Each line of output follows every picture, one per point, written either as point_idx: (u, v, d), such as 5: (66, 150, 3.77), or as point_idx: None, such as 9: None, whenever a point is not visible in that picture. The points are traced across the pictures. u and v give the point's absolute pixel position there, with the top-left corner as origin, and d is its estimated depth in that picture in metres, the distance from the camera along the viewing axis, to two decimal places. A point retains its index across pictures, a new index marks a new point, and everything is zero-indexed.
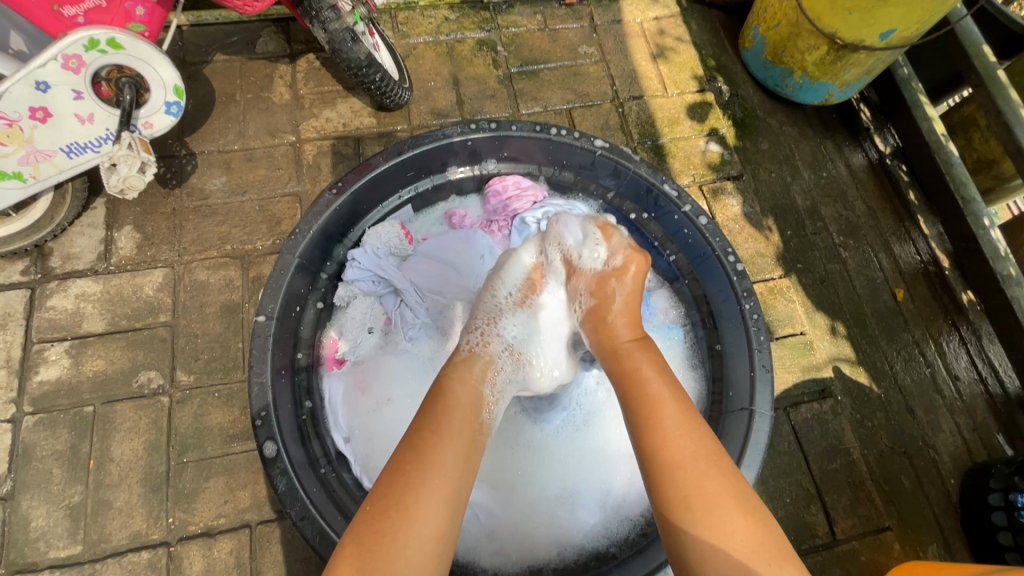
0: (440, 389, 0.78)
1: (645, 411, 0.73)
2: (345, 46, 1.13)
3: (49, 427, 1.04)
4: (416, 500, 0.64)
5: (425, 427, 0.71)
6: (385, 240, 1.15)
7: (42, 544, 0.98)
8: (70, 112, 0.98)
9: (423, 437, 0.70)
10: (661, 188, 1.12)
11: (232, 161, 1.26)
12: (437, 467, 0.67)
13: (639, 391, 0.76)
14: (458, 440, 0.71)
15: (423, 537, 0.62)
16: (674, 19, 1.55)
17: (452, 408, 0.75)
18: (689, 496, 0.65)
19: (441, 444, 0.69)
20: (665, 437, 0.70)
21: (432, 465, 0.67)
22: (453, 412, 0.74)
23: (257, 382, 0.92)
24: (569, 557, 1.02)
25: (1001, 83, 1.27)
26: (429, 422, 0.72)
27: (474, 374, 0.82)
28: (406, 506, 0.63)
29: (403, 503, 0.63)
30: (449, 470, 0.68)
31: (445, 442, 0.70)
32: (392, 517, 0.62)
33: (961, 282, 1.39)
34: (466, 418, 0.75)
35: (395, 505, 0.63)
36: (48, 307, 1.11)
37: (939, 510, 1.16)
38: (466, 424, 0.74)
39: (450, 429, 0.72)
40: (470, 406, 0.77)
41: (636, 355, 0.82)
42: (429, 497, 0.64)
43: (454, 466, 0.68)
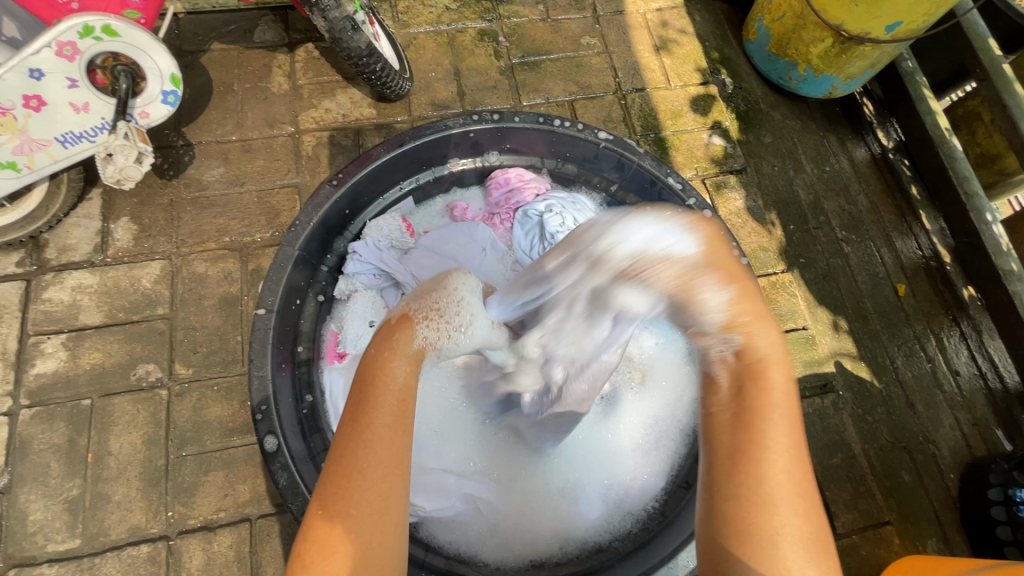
0: (365, 370, 0.65)
1: (761, 409, 0.60)
2: (345, 35, 1.11)
3: (46, 421, 1.03)
4: (356, 500, 0.56)
5: (350, 412, 0.61)
6: (387, 233, 1.13)
7: (40, 538, 0.97)
8: (64, 101, 0.96)
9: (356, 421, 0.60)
10: (665, 181, 1.11)
11: (230, 152, 1.25)
12: (363, 460, 0.57)
13: (747, 403, 0.61)
14: (392, 424, 0.60)
15: (365, 539, 0.55)
16: (677, 11, 1.54)
17: (384, 389, 0.62)
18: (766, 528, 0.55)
19: (365, 429, 0.59)
20: (769, 450, 0.58)
21: (359, 458, 0.58)
22: (383, 389, 0.62)
23: (257, 376, 0.91)
24: (572, 551, 1.03)
25: (1007, 77, 1.26)
26: (356, 404, 0.62)
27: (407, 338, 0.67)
28: (340, 506, 0.56)
29: (343, 504, 0.56)
30: (377, 460, 0.58)
31: (373, 419, 0.60)
32: (333, 523, 0.56)
33: (962, 277, 1.39)
34: (402, 398, 0.62)
35: (329, 508, 0.57)
36: (45, 299, 1.10)
37: (939, 505, 1.16)
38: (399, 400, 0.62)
39: (377, 412, 0.60)
40: (404, 376, 0.65)
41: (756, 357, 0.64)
42: (369, 493, 0.57)
43: (384, 454, 0.58)
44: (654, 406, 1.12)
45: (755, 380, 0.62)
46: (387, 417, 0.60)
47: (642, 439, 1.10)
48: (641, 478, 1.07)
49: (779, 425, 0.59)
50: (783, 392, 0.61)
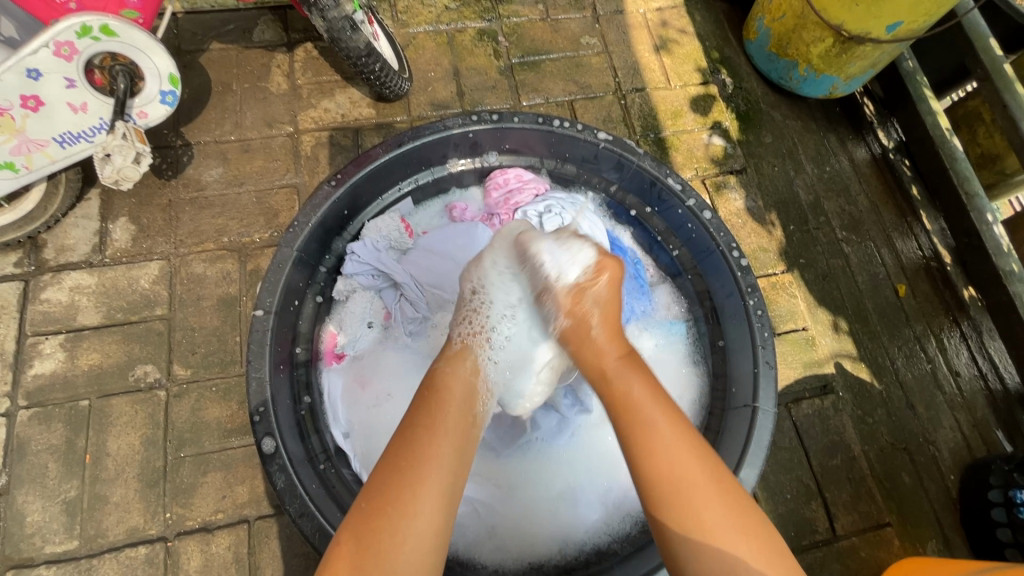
0: (433, 384, 0.79)
1: (641, 420, 0.71)
2: (344, 34, 1.10)
3: (44, 422, 1.03)
4: (413, 498, 0.64)
5: (420, 423, 0.72)
6: (385, 234, 1.14)
7: (38, 539, 0.97)
8: (62, 101, 0.96)
9: (418, 430, 0.70)
10: (665, 182, 1.11)
11: (229, 152, 1.24)
12: (429, 462, 0.67)
13: (631, 421, 0.72)
14: (452, 435, 0.72)
15: (422, 532, 0.63)
16: (677, 10, 1.53)
17: (448, 405, 0.75)
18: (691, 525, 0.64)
19: (436, 436, 0.70)
20: (657, 459, 0.68)
21: (425, 460, 0.68)
22: (447, 407, 0.75)
23: (255, 377, 0.91)
24: (571, 554, 1.02)
25: (1009, 78, 1.26)
26: (424, 414, 0.73)
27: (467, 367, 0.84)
28: (402, 501, 0.64)
29: (400, 501, 0.64)
30: (445, 463, 0.69)
31: (437, 430, 0.71)
32: (386, 515, 0.63)
33: (962, 277, 1.38)
34: (461, 415, 0.75)
35: (390, 502, 0.64)
36: (42, 299, 1.10)
37: (940, 507, 1.16)
38: (460, 418, 0.75)
39: (445, 425, 0.72)
40: (462, 398, 0.78)
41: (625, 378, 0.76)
42: (425, 493, 0.65)
43: (447, 458, 0.69)
44: None
45: (625, 410, 0.73)
46: (451, 430, 0.72)
47: None
48: None
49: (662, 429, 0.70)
50: (646, 394, 0.74)
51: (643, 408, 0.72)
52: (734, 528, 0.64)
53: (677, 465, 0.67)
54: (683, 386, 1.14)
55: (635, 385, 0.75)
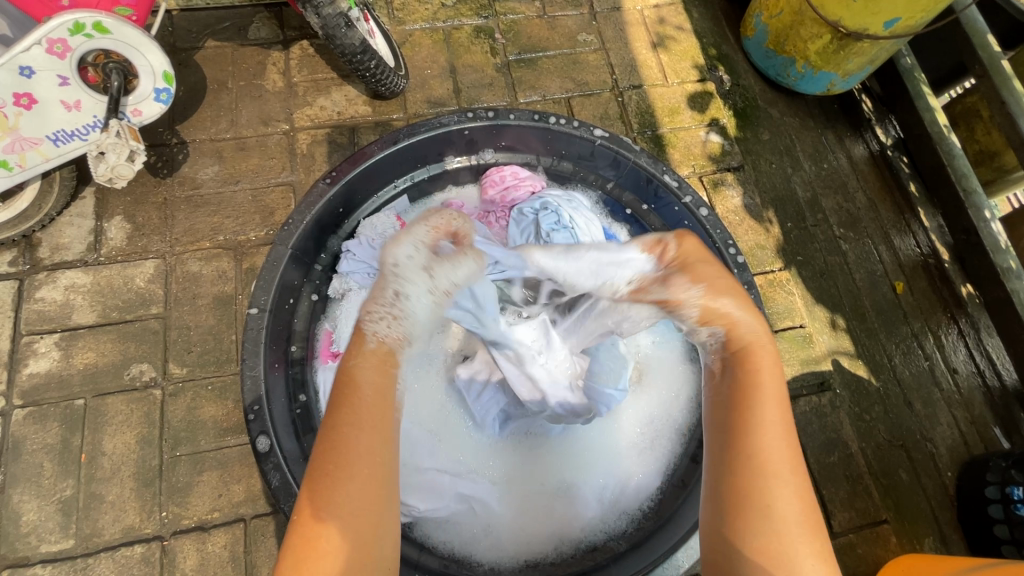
0: (344, 375, 0.65)
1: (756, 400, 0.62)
2: (339, 31, 1.10)
3: (39, 421, 1.03)
4: (337, 500, 0.58)
5: (330, 410, 0.62)
6: (380, 231, 1.12)
7: (34, 539, 0.97)
8: (55, 99, 0.95)
9: (338, 422, 0.61)
10: (661, 179, 1.11)
11: (224, 150, 1.24)
12: (351, 459, 0.59)
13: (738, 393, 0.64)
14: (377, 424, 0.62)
15: (353, 535, 0.58)
16: (674, 7, 1.53)
17: (358, 392, 0.63)
18: (761, 519, 0.57)
19: (348, 429, 0.61)
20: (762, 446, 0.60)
21: (349, 457, 0.59)
22: (361, 390, 0.63)
23: (249, 375, 0.90)
24: (567, 551, 1.02)
25: (1006, 75, 1.25)
26: (339, 402, 0.63)
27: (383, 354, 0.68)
28: (325, 505, 0.58)
29: (326, 504, 0.58)
30: (366, 459, 0.60)
31: (351, 418, 0.61)
32: (317, 523, 0.58)
33: (960, 274, 1.38)
34: (383, 391, 0.64)
35: (314, 507, 0.58)
36: (37, 298, 1.09)
37: (937, 504, 1.16)
38: (379, 400, 0.64)
39: (359, 411, 0.62)
40: (385, 381, 0.65)
41: (754, 351, 0.67)
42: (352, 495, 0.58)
43: (370, 453, 0.60)
44: (650, 404, 1.13)
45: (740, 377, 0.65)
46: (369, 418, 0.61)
47: (638, 438, 1.10)
48: (637, 478, 1.07)
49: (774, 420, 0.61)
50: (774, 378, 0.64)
51: (763, 382, 0.64)
52: (806, 530, 0.57)
53: (773, 451, 0.59)
54: (680, 383, 1.14)
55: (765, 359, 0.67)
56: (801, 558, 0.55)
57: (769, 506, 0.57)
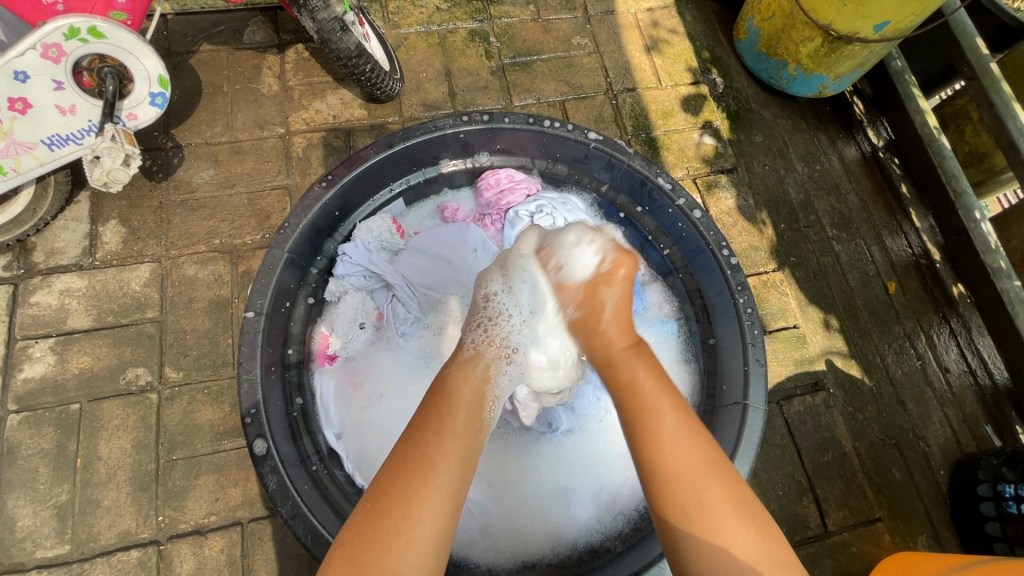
0: (443, 389, 0.78)
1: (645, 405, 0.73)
2: (334, 36, 1.10)
3: (34, 426, 1.02)
4: (417, 498, 0.63)
5: (428, 424, 0.71)
6: (376, 234, 1.13)
7: (29, 544, 0.97)
8: (50, 104, 0.95)
9: (426, 433, 0.70)
10: (656, 181, 1.11)
11: (220, 154, 1.24)
12: (437, 464, 0.67)
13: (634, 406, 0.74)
14: (460, 441, 0.71)
15: (424, 534, 0.62)
16: (668, 11, 1.54)
17: (451, 413, 0.74)
18: (686, 504, 0.65)
19: (444, 441, 0.69)
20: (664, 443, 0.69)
21: (434, 461, 0.67)
22: (455, 411, 0.74)
23: (246, 379, 0.91)
24: (563, 552, 1.02)
25: (994, 76, 1.27)
26: (434, 419, 0.72)
27: (476, 375, 0.82)
28: (406, 502, 0.63)
29: (405, 500, 0.63)
30: (449, 468, 0.67)
31: (449, 433, 0.71)
32: (391, 513, 0.62)
33: (951, 275, 1.39)
34: (467, 418, 0.74)
35: (395, 502, 0.63)
36: (32, 303, 1.09)
37: (930, 502, 1.17)
38: (468, 424, 0.74)
39: (453, 429, 0.72)
40: (471, 406, 0.77)
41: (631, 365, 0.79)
42: (431, 497, 0.64)
43: (454, 463, 0.68)
44: None
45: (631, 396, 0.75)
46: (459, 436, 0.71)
47: None
48: (633, 479, 1.07)
49: (669, 417, 0.72)
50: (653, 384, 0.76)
51: (648, 390, 0.75)
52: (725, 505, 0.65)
53: (678, 445, 0.69)
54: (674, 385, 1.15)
55: (641, 373, 0.78)
56: (732, 535, 0.63)
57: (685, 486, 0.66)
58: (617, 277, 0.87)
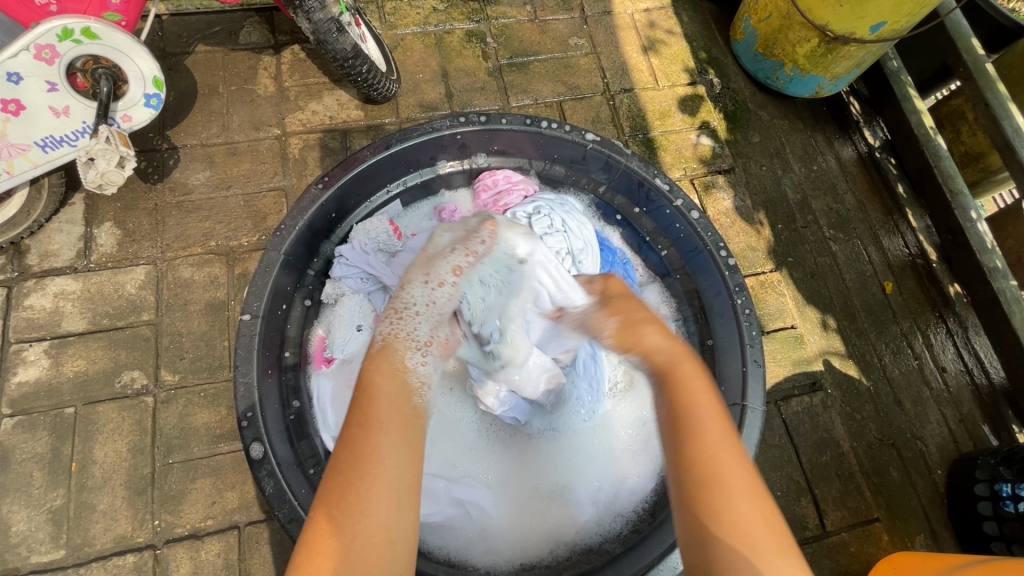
0: (359, 380, 0.73)
1: (687, 402, 0.65)
2: (330, 36, 1.10)
3: (29, 430, 1.02)
4: (359, 498, 0.60)
5: (355, 420, 0.67)
6: (374, 236, 1.12)
7: (23, 549, 0.96)
8: (43, 105, 0.94)
9: (353, 429, 0.66)
10: (653, 182, 1.11)
11: (216, 155, 1.23)
12: (369, 460, 0.63)
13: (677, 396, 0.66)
14: (392, 430, 0.67)
15: (373, 531, 0.59)
16: (665, 11, 1.54)
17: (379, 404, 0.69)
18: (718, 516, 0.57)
19: (373, 434, 0.65)
20: (701, 442, 0.62)
21: (368, 459, 0.63)
22: (381, 399, 0.69)
23: (243, 382, 0.90)
24: (562, 554, 1.02)
25: (989, 76, 1.27)
26: (359, 415, 0.68)
27: (395, 363, 0.76)
28: (346, 505, 0.60)
29: (348, 501, 0.60)
30: (387, 462, 0.63)
31: (380, 426, 0.66)
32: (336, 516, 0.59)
33: (948, 274, 1.40)
34: (395, 409, 0.69)
35: (334, 506, 0.60)
36: (26, 306, 1.08)
37: (927, 501, 1.17)
38: (397, 409, 0.69)
39: (381, 419, 0.67)
40: (396, 392, 0.72)
41: (680, 362, 0.70)
42: (372, 494, 0.61)
43: (393, 458, 0.64)
44: (643, 407, 1.13)
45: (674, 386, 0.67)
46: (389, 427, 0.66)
47: (632, 440, 1.11)
48: (632, 481, 1.07)
49: (707, 417, 0.64)
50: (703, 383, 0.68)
51: (694, 393, 0.66)
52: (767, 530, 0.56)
53: (714, 448, 0.61)
54: None
55: (690, 366, 0.70)
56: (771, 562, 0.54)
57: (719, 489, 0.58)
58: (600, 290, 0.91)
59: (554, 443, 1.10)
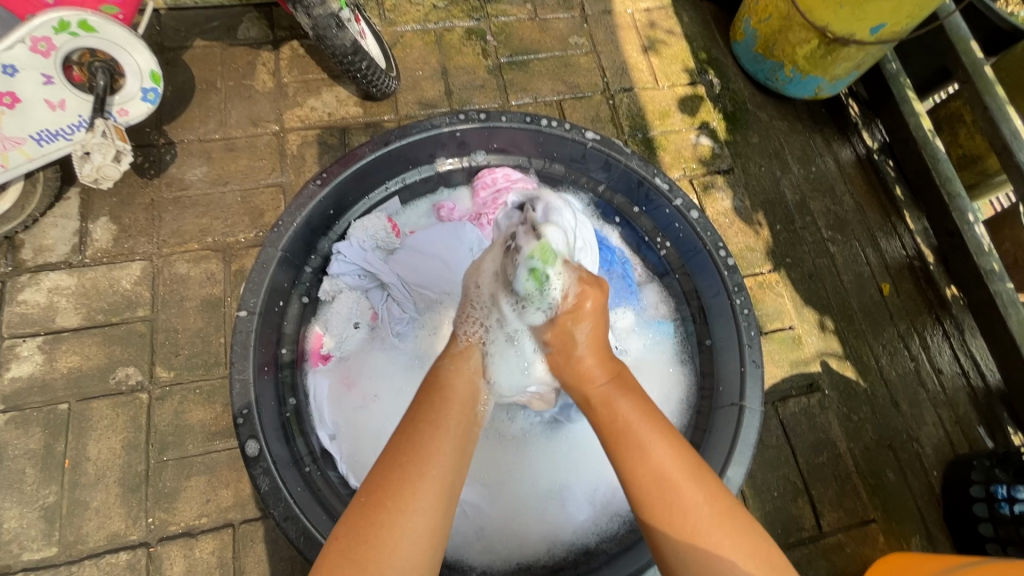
0: (437, 383, 0.79)
1: (629, 433, 0.71)
2: (330, 32, 1.09)
3: (21, 426, 1.01)
4: (414, 490, 0.63)
5: (420, 419, 0.71)
6: (372, 233, 1.12)
7: (15, 546, 0.95)
8: (39, 98, 0.94)
9: (420, 426, 0.70)
10: (653, 181, 1.10)
11: (212, 151, 1.23)
12: (432, 456, 0.66)
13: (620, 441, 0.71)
14: (456, 433, 0.71)
15: (418, 529, 0.60)
16: (665, 11, 1.54)
17: (450, 406, 0.74)
18: (658, 512, 0.65)
19: (439, 433, 0.69)
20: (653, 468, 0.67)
21: (430, 455, 0.66)
22: (449, 406, 0.74)
23: (238, 379, 0.89)
24: (558, 554, 1.02)
25: (988, 81, 1.27)
26: (427, 414, 0.72)
27: (470, 369, 0.84)
28: (399, 496, 0.62)
29: (401, 493, 0.62)
30: (445, 461, 0.67)
31: (442, 425, 0.71)
32: (386, 505, 0.61)
33: (944, 277, 1.40)
34: (461, 416, 0.74)
35: (391, 494, 0.62)
36: (20, 301, 1.07)
37: (923, 503, 1.17)
38: (462, 419, 0.74)
39: (448, 422, 0.72)
40: (466, 399, 0.78)
41: (613, 398, 0.77)
42: (427, 486, 0.64)
43: (449, 455, 0.68)
44: None
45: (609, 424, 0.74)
46: (453, 428, 0.71)
47: None
48: None
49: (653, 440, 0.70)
50: (634, 410, 0.74)
51: (638, 431, 0.71)
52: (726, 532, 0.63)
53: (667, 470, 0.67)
54: (671, 386, 1.14)
55: (621, 404, 0.75)
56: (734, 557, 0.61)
57: (674, 494, 0.65)
58: (584, 312, 0.85)
59: (551, 440, 1.10)
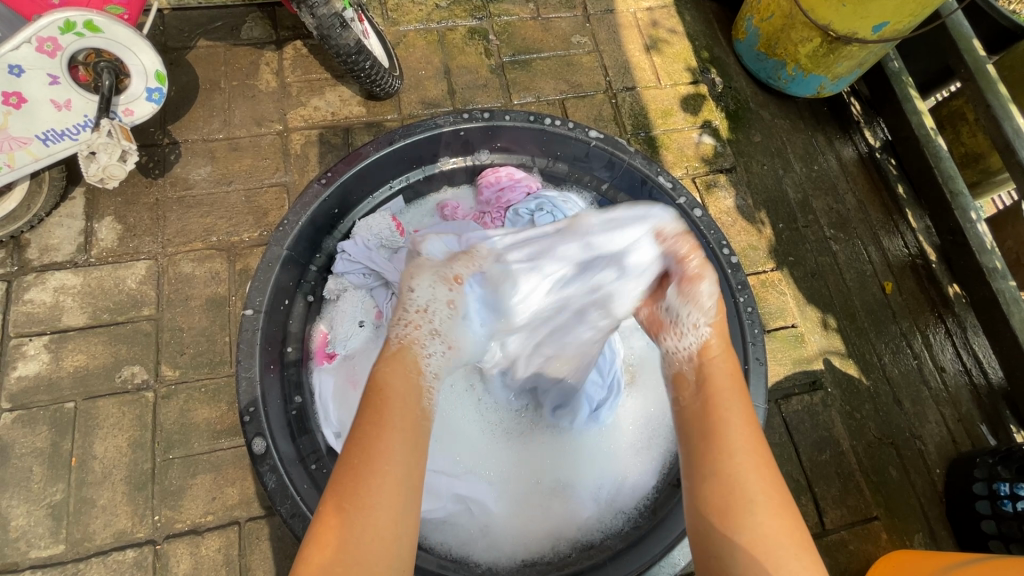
0: (374, 375, 0.74)
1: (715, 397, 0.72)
2: (334, 32, 1.09)
3: (28, 425, 1.01)
4: (367, 490, 0.62)
5: (364, 418, 0.68)
6: (376, 232, 1.12)
7: (22, 544, 0.95)
8: (45, 98, 0.94)
9: (366, 425, 0.67)
10: (656, 180, 1.11)
11: (217, 150, 1.23)
12: (381, 454, 0.64)
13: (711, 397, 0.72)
14: (403, 426, 0.68)
15: (380, 527, 0.60)
16: (667, 10, 1.54)
17: (393, 396, 0.70)
18: (732, 501, 0.63)
19: (384, 430, 0.66)
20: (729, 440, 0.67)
21: (377, 456, 0.64)
22: (391, 403, 0.69)
23: (245, 377, 0.90)
24: (563, 551, 1.02)
25: (990, 79, 1.27)
26: (370, 411, 0.69)
27: (408, 365, 0.75)
28: (355, 496, 0.61)
29: (355, 494, 0.61)
30: (395, 459, 0.65)
31: (388, 420, 0.67)
32: (342, 509, 0.61)
33: (947, 275, 1.40)
34: (405, 403, 0.70)
35: (346, 497, 0.61)
36: (26, 300, 1.08)
37: (926, 500, 1.18)
38: (406, 413, 0.69)
39: (392, 416, 0.68)
40: (408, 387, 0.73)
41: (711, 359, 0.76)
42: (380, 486, 0.62)
43: (400, 451, 0.65)
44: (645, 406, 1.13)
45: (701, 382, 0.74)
46: (401, 422, 0.68)
47: (635, 439, 1.11)
48: (633, 477, 1.07)
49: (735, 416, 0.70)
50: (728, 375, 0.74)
51: (728, 398, 0.71)
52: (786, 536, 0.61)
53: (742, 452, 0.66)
54: None
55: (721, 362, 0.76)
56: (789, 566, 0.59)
57: (740, 482, 0.64)
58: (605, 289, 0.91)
59: (555, 439, 1.10)
